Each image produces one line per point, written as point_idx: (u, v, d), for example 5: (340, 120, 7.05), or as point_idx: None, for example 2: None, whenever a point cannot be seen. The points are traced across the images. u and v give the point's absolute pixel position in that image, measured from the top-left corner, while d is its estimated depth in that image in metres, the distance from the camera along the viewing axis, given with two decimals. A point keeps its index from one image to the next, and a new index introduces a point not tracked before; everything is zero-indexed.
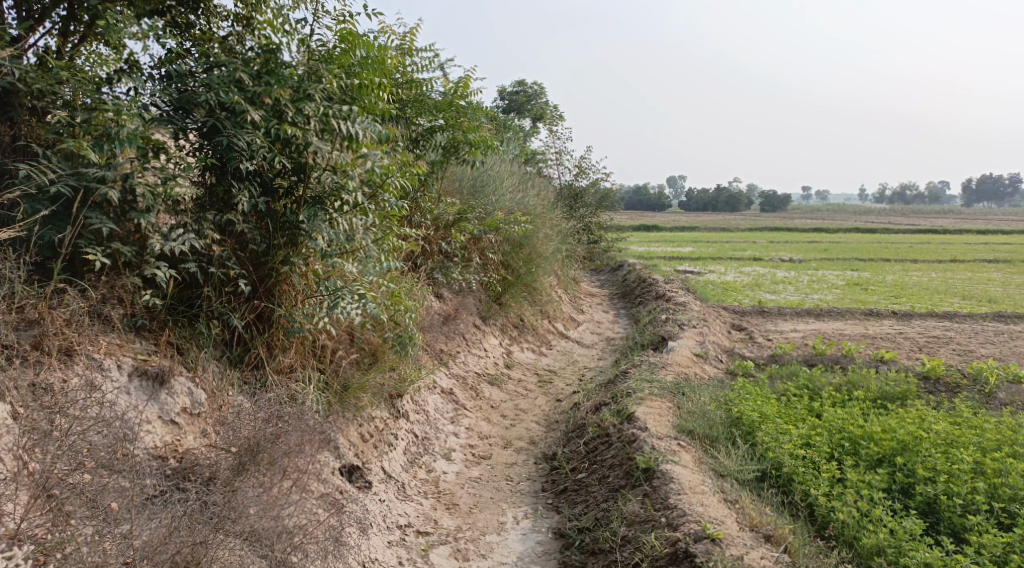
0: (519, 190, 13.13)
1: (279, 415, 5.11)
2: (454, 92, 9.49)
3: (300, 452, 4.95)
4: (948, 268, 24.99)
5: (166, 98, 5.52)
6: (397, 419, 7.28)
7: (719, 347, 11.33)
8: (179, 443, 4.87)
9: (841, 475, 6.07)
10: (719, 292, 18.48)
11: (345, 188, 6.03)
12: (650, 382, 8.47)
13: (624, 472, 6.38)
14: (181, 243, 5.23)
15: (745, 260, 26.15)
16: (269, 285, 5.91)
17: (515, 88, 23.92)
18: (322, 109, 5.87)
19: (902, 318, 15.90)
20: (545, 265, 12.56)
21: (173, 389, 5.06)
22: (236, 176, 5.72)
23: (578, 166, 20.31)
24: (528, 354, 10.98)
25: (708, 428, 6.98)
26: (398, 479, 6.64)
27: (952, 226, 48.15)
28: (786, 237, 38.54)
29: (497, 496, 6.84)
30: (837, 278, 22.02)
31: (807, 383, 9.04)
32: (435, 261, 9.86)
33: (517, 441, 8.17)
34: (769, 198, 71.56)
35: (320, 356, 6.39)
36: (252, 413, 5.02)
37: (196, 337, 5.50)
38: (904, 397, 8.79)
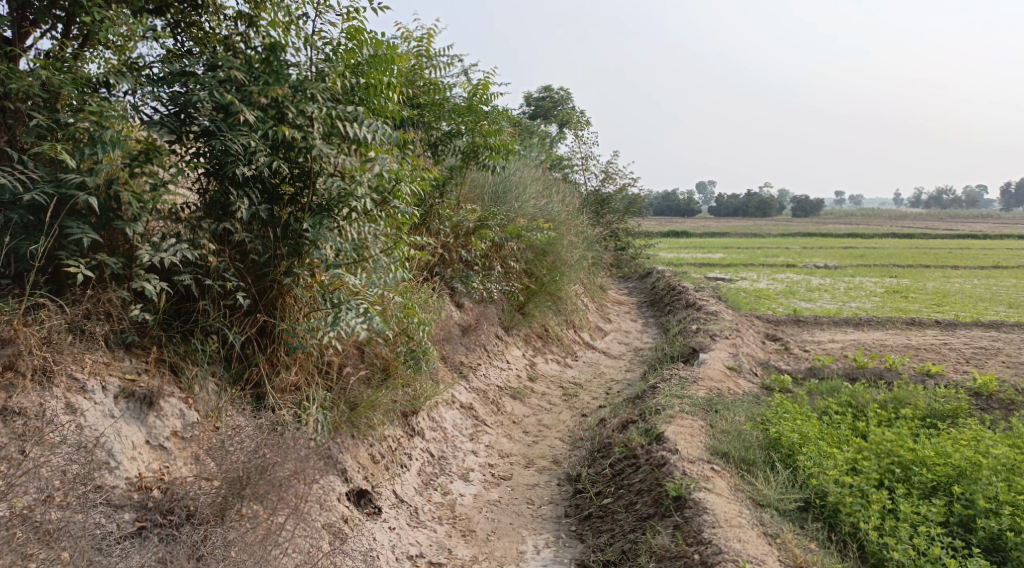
0: (544, 196, 12.70)
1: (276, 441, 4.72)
2: (476, 95, 9.09)
3: (296, 483, 4.53)
4: (991, 275, 24.14)
5: (164, 100, 5.14)
6: (411, 438, 6.86)
7: (755, 359, 10.79)
8: (166, 470, 4.53)
9: (893, 505, 5.57)
10: (752, 300, 17.88)
11: (354, 195, 5.64)
12: (681, 398, 7.98)
13: (652, 500, 5.91)
14: (172, 254, 4.91)
15: (778, 267, 25.45)
16: (270, 298, 5.54)
17: (541, 94, 23.53)
18: (326, 109, 5.50)
19: (946, 328, 15.20)
20: (570, 272, 12.11)
21: (162, 411, 4.72)
22: (235, 182, 5.37)
23: (606, 171, 19.83)
24: (552, 366, 10.53)
25: (744, 450, 6.47)
26: (411, 503, 6.21)
27: (993, 231, 46.88)
28: (819, 242, 37.73)
29: (517, 521, 6.39)
30: (876, 285, 21.31)
31: (849, 399, 8.51)
32: (455, 270, 9.46)
33: (540, 460, 7.72)
34: (801, 203, 70.43)
35: (327, 372, 5.99)
36: (244, 439, 4.62)
37: (191, 354, 5.14)
38: (954, 415, 8.22)
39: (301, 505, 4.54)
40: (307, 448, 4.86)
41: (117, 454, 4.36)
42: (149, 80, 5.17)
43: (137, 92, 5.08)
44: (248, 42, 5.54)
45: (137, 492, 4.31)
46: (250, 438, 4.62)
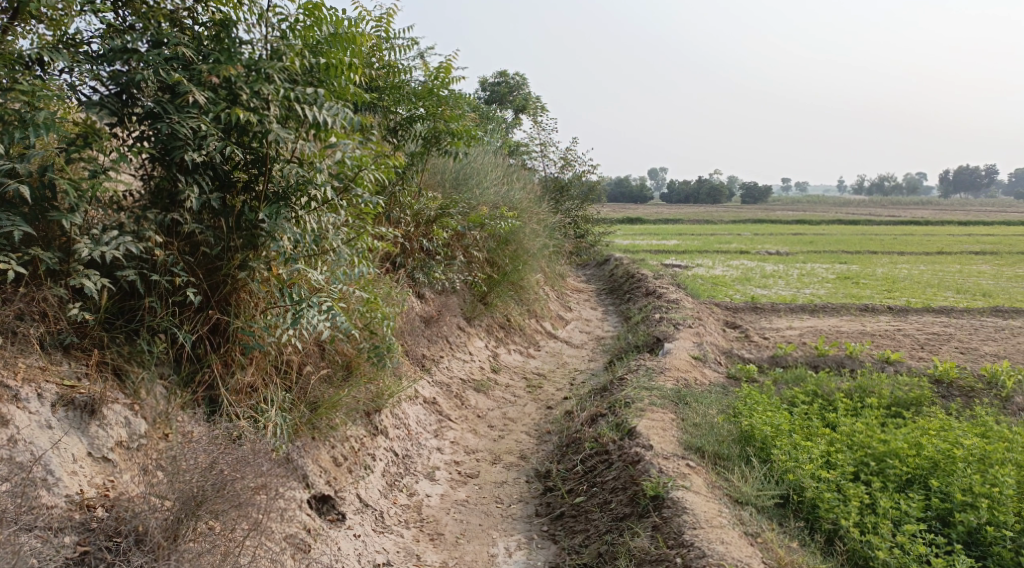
0: (504, 183, 12.45)
1: (234, 453, 4.43)
2: (436, 78, 8.78)
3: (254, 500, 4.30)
4: (937, 260, 24.59)
5: (105, 79, 4.77)
6: (375, 437, 6.59)
7: (718, 348, 10.69)
8: (111, 484, 4.20)
9: (871, 500, 5.49)
10: (709, 287, 17.89)
11: (313, 182, 5.36)
12: (649, 390, 7.82)
13: (628, 498, 5.75)
14: (114, 247, 4.55)
15: (733, 253, 25.58)
16: (223, 293, 5.20)
17: (496, 79, 23.17)
18: (283, 90, 5.16)
19: (900, 314, 15.35)
20: (531, 261, 11.88)
21: (105, 419, 4.39)
22: (184, 169, 5.01)
23: (564, 158, 19.61)
24: (515, 357, 10.30)
25: (717, 444, 6.35)
26: (376, 507, 5.94)
27: (936, 217, 47.94)
28: (769, 228, 38.13)
29: (486, 522, 6.16)
30: (828, 272, 21.51)
31: (815, 388, 8.45)
32: (416, 260, 9.14)
33: (506, 455, 7.49)
34: (751, 190, 71.26)
35: (285, 372, 5.67)
36: (198, 454, 4.33)
37: (138, 355, 4.78)
38: (919, 403, 8.22)
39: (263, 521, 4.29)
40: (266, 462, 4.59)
41: (56, 468, 4.02)
42: (88, 57, 4.79)
43: (74, 70, 4.70)
44: (195, 17, 5.17)
45: (79, 511, 3.97)
46: (206, 451, 4.36)
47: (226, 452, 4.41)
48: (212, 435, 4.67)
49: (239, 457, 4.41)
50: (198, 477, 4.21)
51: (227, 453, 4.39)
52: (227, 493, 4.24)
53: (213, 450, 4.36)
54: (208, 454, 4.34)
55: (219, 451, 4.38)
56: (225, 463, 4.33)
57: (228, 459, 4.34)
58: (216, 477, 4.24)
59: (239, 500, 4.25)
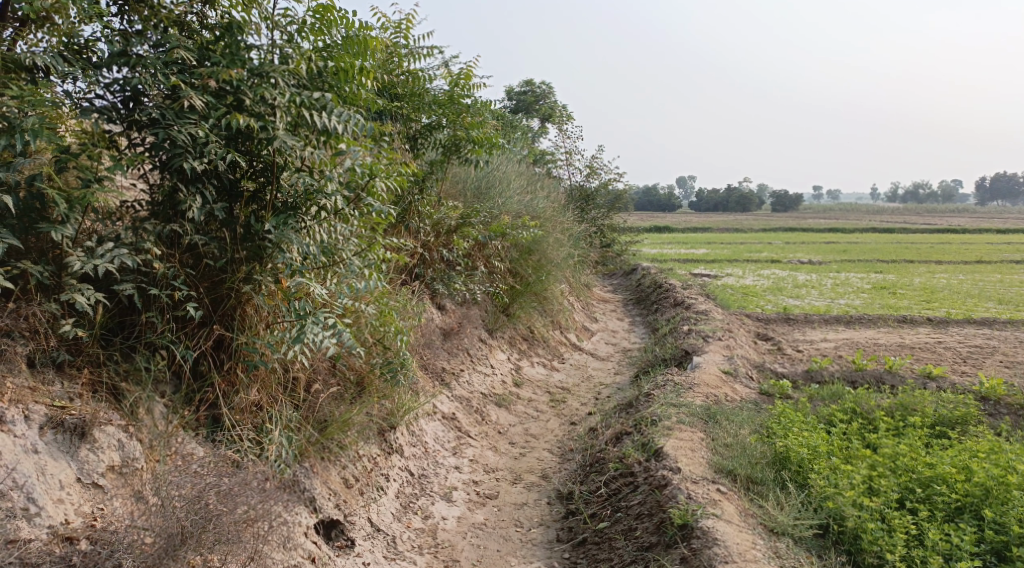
0: (528, 192, 12.15)
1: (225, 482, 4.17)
2: (457, 84, 8.51)
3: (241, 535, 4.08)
4: (977, 270, 23.88)
5: (105, 85, 4.54)
6: (389, 456, 6.30)
7: (750, 362, 10.28)
8: (100, 513, 3.94)
9: (918, 531, 5.12)
10: (740, 297, 17.43)
11: (322, 192, 5.13)
12: (677, 407, 7.45)
13: (654, 526, 5.41)
14: (107, 260, 4.31)
15: (763, 262, 25.06)
16: (227, 307, 4.95)
17: (523, 88, 22.95)
18: (290, 95, 4.89)
19: (939, 326, 14.80)
20: (556, 272, 11.56)
21: (97, 443, 4.14)
22: (186, 179, 4.76)
23: (590, 166, 19.29)
24: (539, 370, 9.97)
25: (750, 468, 5.98)
26: (388, 531, 5.64)
27: (974, 226, 46.91)
28: (800, 237, 37.44)
29: (505, 548, 5.84)
30: (863, 281, 20.94)
31: (853, 405, 8.04)
32: (436, 270, 8.87)
33: (528, 475, 7.16)
34: (782, 198, 70.35)
35: (293, 390, 5.40)
36: (183, 486, 4.06)
37: (135, 374, 4.54)
38: (965, 422, 7.76)
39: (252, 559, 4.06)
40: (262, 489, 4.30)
41: (39, 497, 3.78)
42: (90, 64, 4.57)
43: (74, 77, 4.48)
44: (203, 20, 4.91)
45: (60, 544, 3.72)
46: (192, 482, 4.09)
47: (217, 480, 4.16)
48: (209, 460, 4.40)
49: (230, 488, 4.15)
50: (185, 509, 3.97)
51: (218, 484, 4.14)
52: (213, 529, 4.00)
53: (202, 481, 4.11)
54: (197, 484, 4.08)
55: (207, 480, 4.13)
56: (213, 496, 4.08)
57: (218, 492, 4.10)
58: (203, 511, 4.00)
59: (227, 536, 4.02)
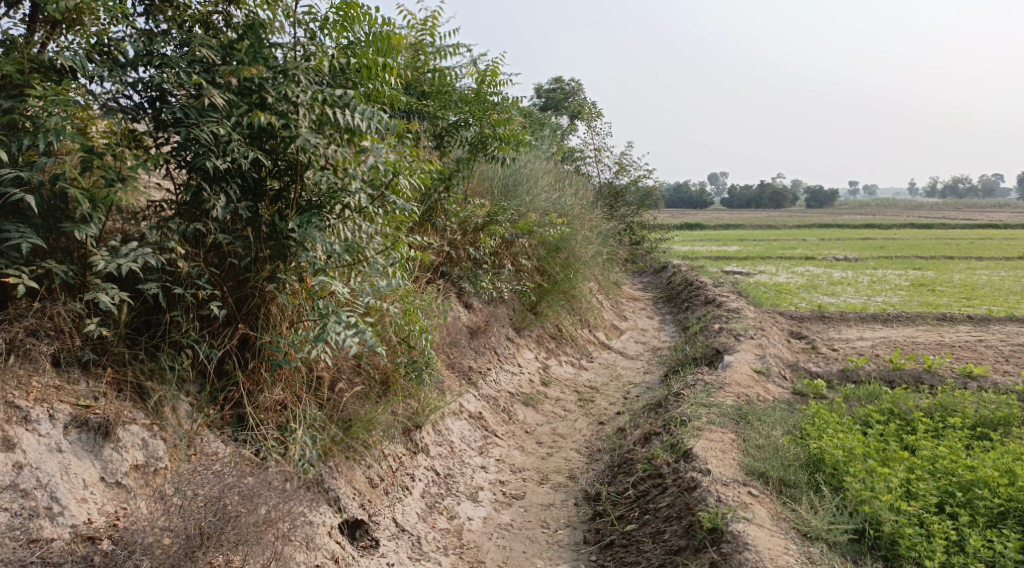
0: (556, 190, 12.06)
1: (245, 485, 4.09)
2: (484, 81, 8.44)
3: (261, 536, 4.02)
4: (1018, 266, 23.33)
5: (129, 84, 4.52)
6: (415, 456, 6.24)
7: (783, 360, 10.09)
8: (123, 512, 3.94)
9: (959, 537, 4.96)
10: (772, 295, 17.18)
11: (346, 190, 5.12)
12: (707, 407, 7.31)
13: (683, 529, 5.29)
14: (131, 259, 4.30)
15: (796, 259, 24.70)
16: (251, 307, 4.92)
17: (551, 85, 22.85)
18: (312, 92, 4.85)
19: (980, 324, 14.45)
20: (584, 269, 11.45)
21: (121, 442, 4.13)
22: (210, 177, 4.74)
23: (619, 163, 19.13)
24: (567, 369, 9.88)
25: (783, 470, 5.84)
26: (414, 532, 5.58)
27: (1015, 221, 45.88)
28: (834, 233, 36.89)
29: (531, 550, 5.76)
30: (900, 278, 20.54)
31: (890, 406, 7.84)
32: (463, 269, 8.81)
33: (555, 475, 7.07)
34: (816, 194, 69.39)
35: (317, 389, 5.36)
36: (202, 488, 4.01)
37: (160, 373, 4.52)
38: (1007, 423, 7.53)
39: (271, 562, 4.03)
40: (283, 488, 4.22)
41: (62, 496, 3.78)
42: (115, 64, 4.55)
43: (99, 78, 4.47)
44: (227, 19, 4.88)
45: (83, 544, 3.72)
46: (211, 483, 4.04)
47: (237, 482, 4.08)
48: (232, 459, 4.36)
49: (250, 490, 4.07)
50: (202, 511, 3.93)
51: (236, 487, 4.07)
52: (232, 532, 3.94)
53: (221, 483, 4.05)
54: (216, 485, 4.02)
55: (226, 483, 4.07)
56: (232, 499, 4.01)
57: (236, 495, 4.03)
58: (220, 514, 3.94)
59: (245, 539, 3.96)
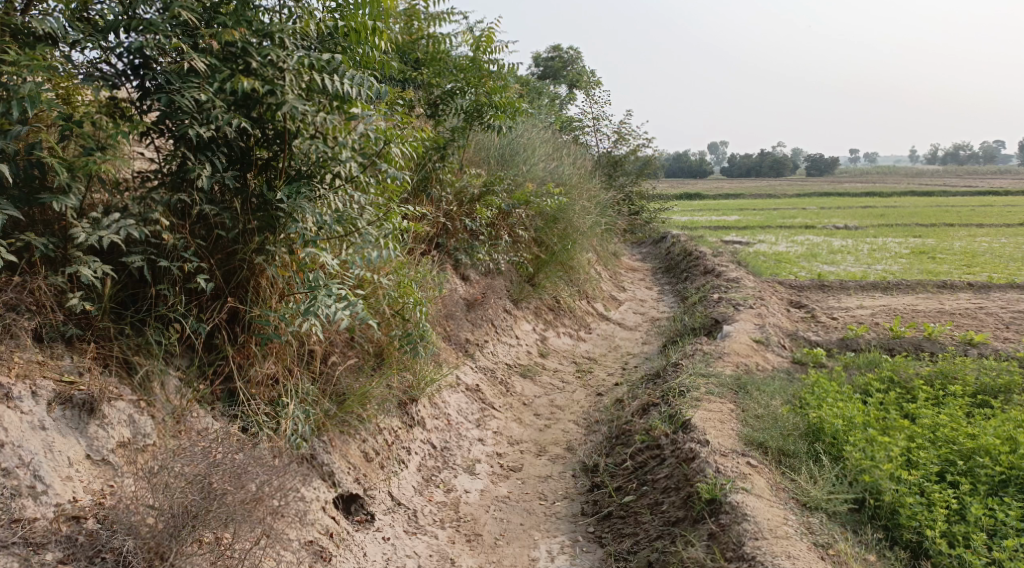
0: (553, 159, 11.91)
1: (230, 462, 4.07)
2: (479, 48, 8.27)
3: (249, 512, 3.99)
4: (1019, 233, 23.20)
5: (109, 49, 4.37)
6: (411, 429, 6.18)
7: (783, 330, 10.01)
8: (110, 489, 3.88)
9: (959, 506, 4.92)
10: (772, 264, 17.08)
11: (336, 159, 4.99)
12: (706, 377, 7.25)
13: (681, 500, 5.24)
14: (113, 231, 4.20)
15: (797, 229, 24.53)
16: (240, 280, 4.83)
17: (550, 54, 22.54)
18: (299, 57, 4.71)
19: (980, 291, 14.37)
20: (582, 240, 11.33)
21: (106, 419, 4.08)
22: (194, 146, 4.63)
23: (618, 132, 18.92)
24: (565, 340, 9.81)
25: (782, 440, 5.78)
26: (410, 505, 5.53)
27: (1014, 188, 45.65)
28: (834, 202, 36.70)
29: (529, 522, 5.73)
30: (901, 246, 20.42)
31: (891, 374, 7.78)
32: (459, 240, 8.70)
33: (553, 447, 7.02)
34: (816, 162, 69.04)
35: (309, 363, 5.28)
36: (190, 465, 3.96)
37: (147, 348, 4.45)
38: (1007, 390, 7.48)
39: (260, 539, 4.00)
40: (271, 466, 4.20)
41: (46, 474, 3.72)
42: (95, 29, 4.41)
43: (78, 43, 4.33)
44: None
45: (67, 523, 3.66)
46: (196, 459, 3.99)
47: (223, 459, 4.05)
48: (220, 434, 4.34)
49: (236, 467, 4.05)
50: (188, 489, 3.88)
51: (222, 464, 4.04)
52: (219, 509, 3.91)
53: (207, 460, 4.00)
54: (202, 463, 3.98)
55: (212, 459, 4.03)
56: (217, 477, 3.98)
57: (222, 473, 3.99)
58: (206, 492, 3.90)
59: (231, 517, 3.92)
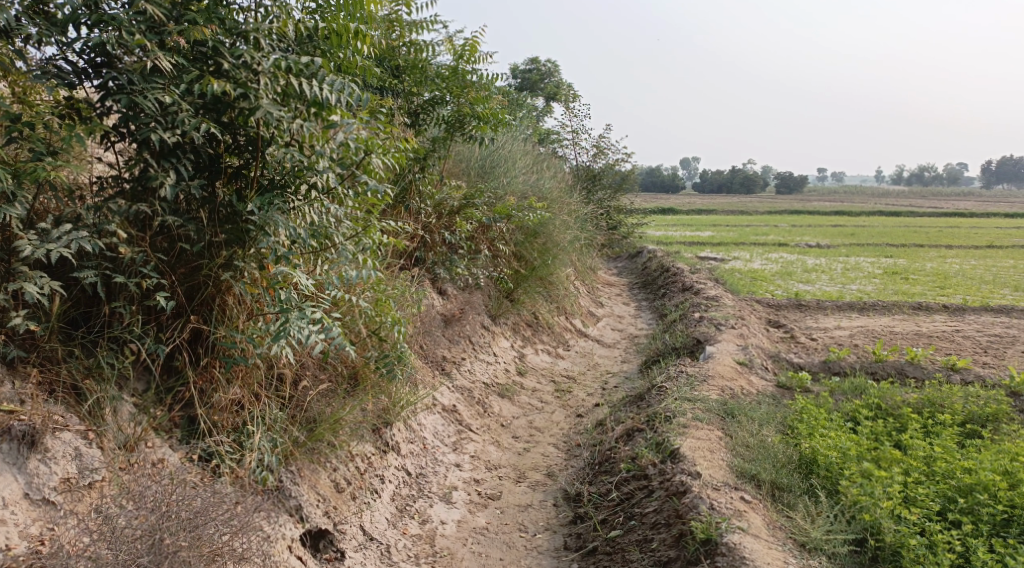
0: (534, 172, 11.63)
1: (185, 511, 3.74)
2: (462, 56, 7.96)
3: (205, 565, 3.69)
4: (987, 255, 23.37)
5: (65, 43, 4.02)
6: (385, 455, 5.83)
7: (765, 351, 9.79)
8: (50, 534, 3.53)
9: (964, 548, 4.69)
10: (748, 282, 16.96)
11: (312, 169, 4.65)
12: (692, 402, 6.96)
13: (674, 539, 4.96)
14: (62, 244, 3.87)
15: (770, 246, 24.50)
16: (204, 297, 4.49)
17: (527, 66, 22.28)
18: (275, 59, 4.36)
19: (955, 313, 14.32)
20: (562, 255, 11.06)
21: (49, 452, 3.75)
22: (157, 152, 4.27)
23: (597, 146, 18.72)
24: (543, 357, 9.51)
25: (775, 472, 5.53)
26: (382, 539, 5.19)
27: (979, 210, 46.25)
28: (805, 219, 36.89)
29: (509, 557, 5.40)
30: (874, 266, 20.43)
31: (878, 400, 7.58)
32: (438, 254, 8.38)
33: (533, 473, 6.70)
34: (786, 180, 69.67)
35: (278, 387, 4.94)
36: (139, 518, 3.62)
37: (97, 372, 4.11)
38: (995, 419, 7.30)
39: None
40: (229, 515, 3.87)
41: None
42: (52, 22, 4.04)
43: (31, 37, 3.96)
44: None
45: None
46: (145, 512, 3.65)
47: (178, 509, 3.72)
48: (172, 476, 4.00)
49: (192, 518, 3.73)
50: (137, 545, 3.54)
51: (175, 515, 3.70)
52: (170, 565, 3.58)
53: (158, 511, 3.67)
54: (154, 515, 3.64)
55: (164, 509, 3.70)
56: (170, 531, 3.64)
57: (177, 526, 3.66)
58: (157, 549, 3.57)
59: None
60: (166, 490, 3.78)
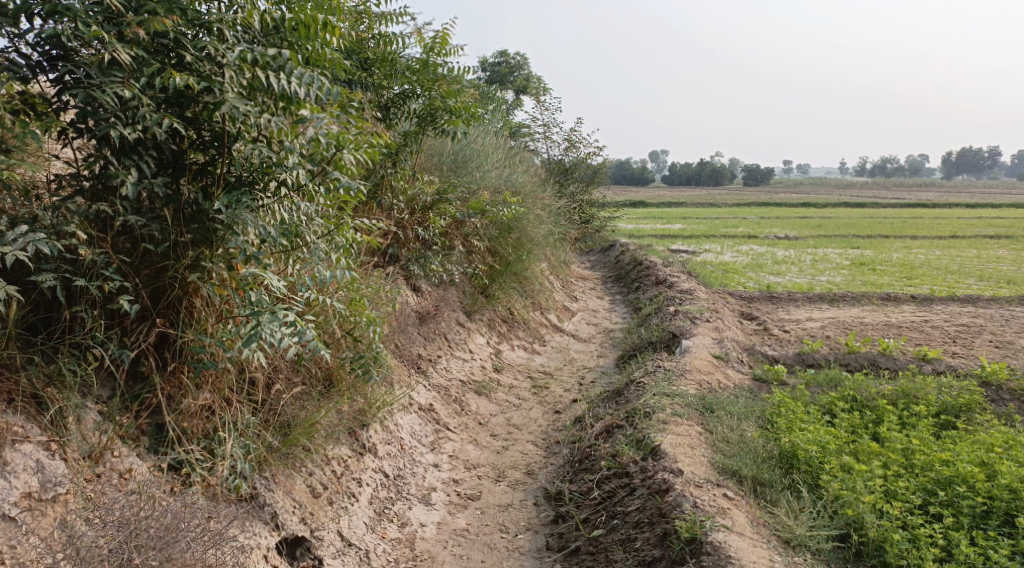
0: (506, 166, 11.52)
1: (155, 529, 3.68)
2: (433, 49, 7.82)
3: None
4: (952, 245, 23.69)
5: (19, 34, 3.85)
6: (362, 457, 5.72)
7: (739, 344, 9.79)
8: (13, 553, 3.41)
9: (947, 541, 4.70)
10: (720, 274, 17.02)
11: (282, 165, 4.52)
12: (670, 397, 6.92)
13: (658, 538, 4.92)
14: (19, 247, 3.71)
15: (741, 238, 24.62)
16: (171, 300, 4.34)
17: (497, 59, 22.11)
18: (241, 52, 4.25)
19: (923, 303, 14.47)
20: (536, 250, 10.97)
21: (6, 467, 3.61)
22: (118, 149, 4.13)
23: (568, 140, 18.65)
24: (519, 353, 9.43)
25: (756, 468, 5.51)
26: (361, 544, 5.08)
27: (942, 200, 46.97)
28: (773, 211, 37.18)
29: (490, 559, 5.32)
30: (843, 257, 20.61)
31: (853, 392, 7.60)
32: (411, 250, 8.25)
33: (512, 471, 6.62)
34: (753, 172, 70.24)
35: (250, 392, 4.82)
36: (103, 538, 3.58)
37: (59, 379, 3.97)
38: (969, 409, 7.35)
39: None
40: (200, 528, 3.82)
41: None
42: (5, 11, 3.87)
43: None
44: None
45: None
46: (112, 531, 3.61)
47: (146, 526, 3.66)
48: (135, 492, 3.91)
49: (163, 535, 3.68)
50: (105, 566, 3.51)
51: (144, 532, 3.65)
52: None
53: (125, 530, 3.62)
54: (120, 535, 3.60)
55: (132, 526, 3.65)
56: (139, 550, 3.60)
57: (146, 544, 3.62)
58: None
59: None
60: (133, 506, 3.73)
